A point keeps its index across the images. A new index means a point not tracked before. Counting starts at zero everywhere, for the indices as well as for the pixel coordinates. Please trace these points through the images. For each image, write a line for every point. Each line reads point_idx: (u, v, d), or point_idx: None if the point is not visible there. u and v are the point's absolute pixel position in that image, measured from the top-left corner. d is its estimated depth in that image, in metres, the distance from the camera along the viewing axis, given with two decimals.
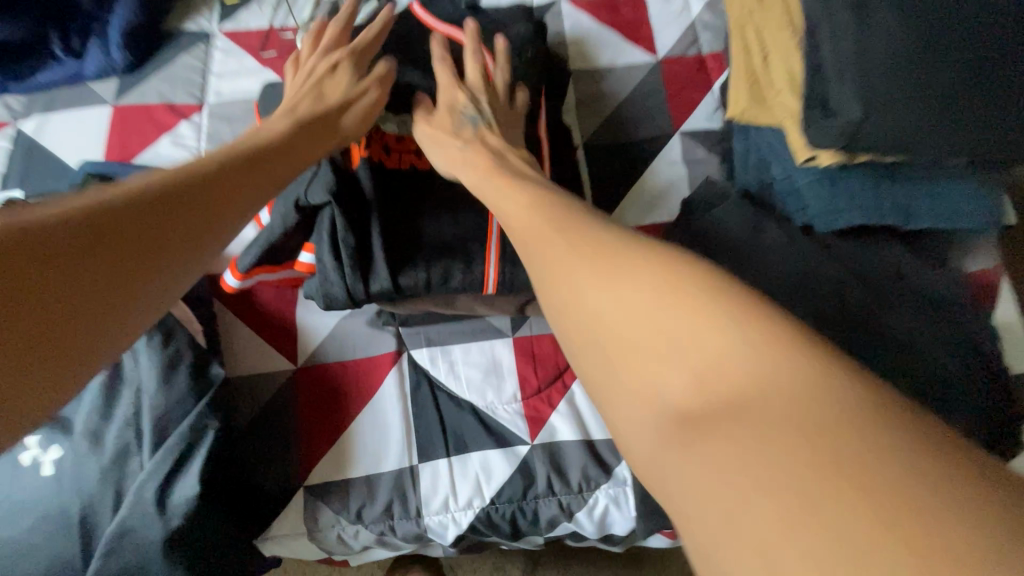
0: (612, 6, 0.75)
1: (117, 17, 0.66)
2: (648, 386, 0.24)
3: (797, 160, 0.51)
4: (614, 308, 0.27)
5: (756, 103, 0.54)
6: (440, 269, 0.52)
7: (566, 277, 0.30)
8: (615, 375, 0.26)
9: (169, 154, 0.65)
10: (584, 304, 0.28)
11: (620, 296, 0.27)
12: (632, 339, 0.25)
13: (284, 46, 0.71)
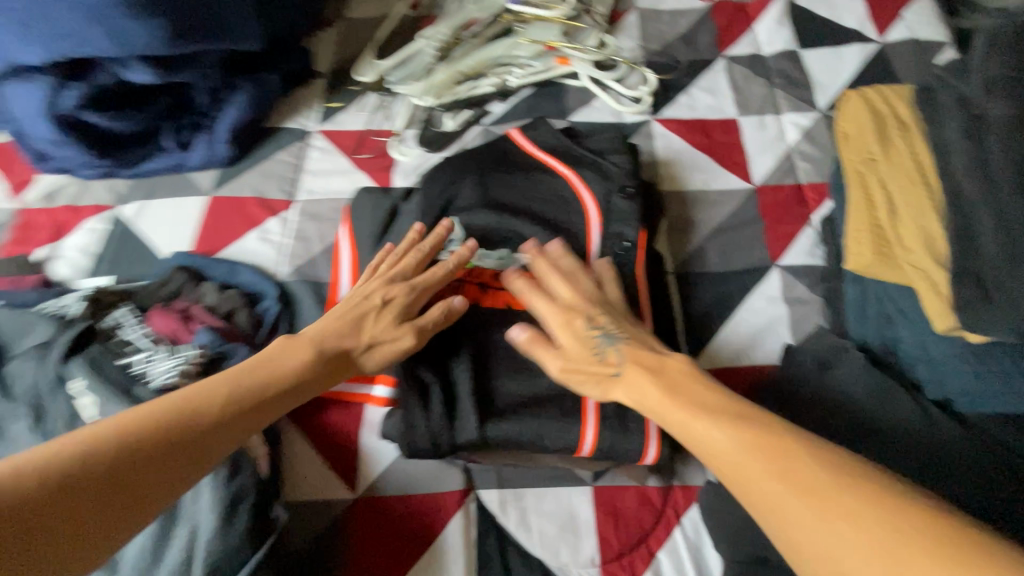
0: (704, 130, 0.74)
1: (229, 115, 0.68)
2: (743, 476, 0.35)
3: (935, 330, 0.46)
4: (778, 480, 0.33)
5: (886, 258, 0.49)
6: (533, 429, 0.48)
7: (722, 448, 0.37)
8: (781, 531, 0.32)
9: (255, 249, 0.65)
10: (743, 470, 0.35)
11: (788, 475, 0.33)
12: (774, 482, 0.33)
13: (378, 149, 0.73)
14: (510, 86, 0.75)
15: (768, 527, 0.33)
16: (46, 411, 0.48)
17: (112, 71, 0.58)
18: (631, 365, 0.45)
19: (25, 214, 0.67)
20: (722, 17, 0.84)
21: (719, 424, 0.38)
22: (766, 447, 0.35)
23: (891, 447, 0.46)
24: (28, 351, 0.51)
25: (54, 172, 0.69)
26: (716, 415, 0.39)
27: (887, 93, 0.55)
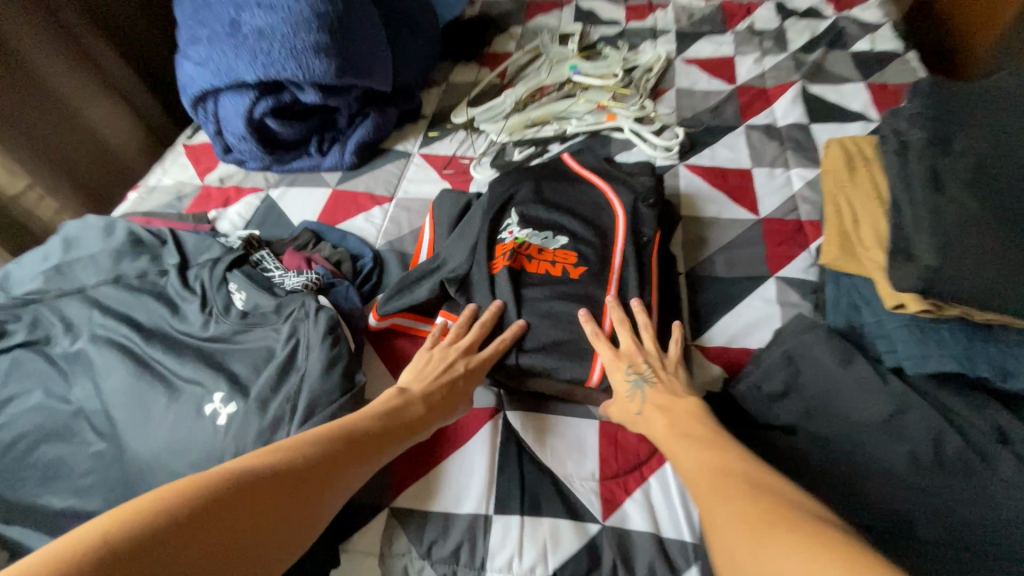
0: (723, 174, 0.90)
1: (358, 134, 0.93)
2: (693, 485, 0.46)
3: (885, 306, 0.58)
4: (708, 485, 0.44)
5: (848, 254, 0.63)
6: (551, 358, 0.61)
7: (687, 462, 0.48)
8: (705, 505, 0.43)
9: (360, 226, 0.86)
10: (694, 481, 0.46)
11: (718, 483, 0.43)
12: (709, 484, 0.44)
13: (460, 168, 0.94)
14: (567, 133, 0.96)
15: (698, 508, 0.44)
16: (211, 299, 0.67)
17: (294, 92, 0.84)
18: (651, 408, 0.57)
19: (206, 188, 0.92)
20: (746, 96, 1.04)
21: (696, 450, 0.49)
22: (713, 470, 0.45)
23: (847, 401, 0.57)
24: (205, 263, 0.72)
25: (231, 162, 0.95)
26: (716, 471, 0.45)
27: (860, 141, 0.71)
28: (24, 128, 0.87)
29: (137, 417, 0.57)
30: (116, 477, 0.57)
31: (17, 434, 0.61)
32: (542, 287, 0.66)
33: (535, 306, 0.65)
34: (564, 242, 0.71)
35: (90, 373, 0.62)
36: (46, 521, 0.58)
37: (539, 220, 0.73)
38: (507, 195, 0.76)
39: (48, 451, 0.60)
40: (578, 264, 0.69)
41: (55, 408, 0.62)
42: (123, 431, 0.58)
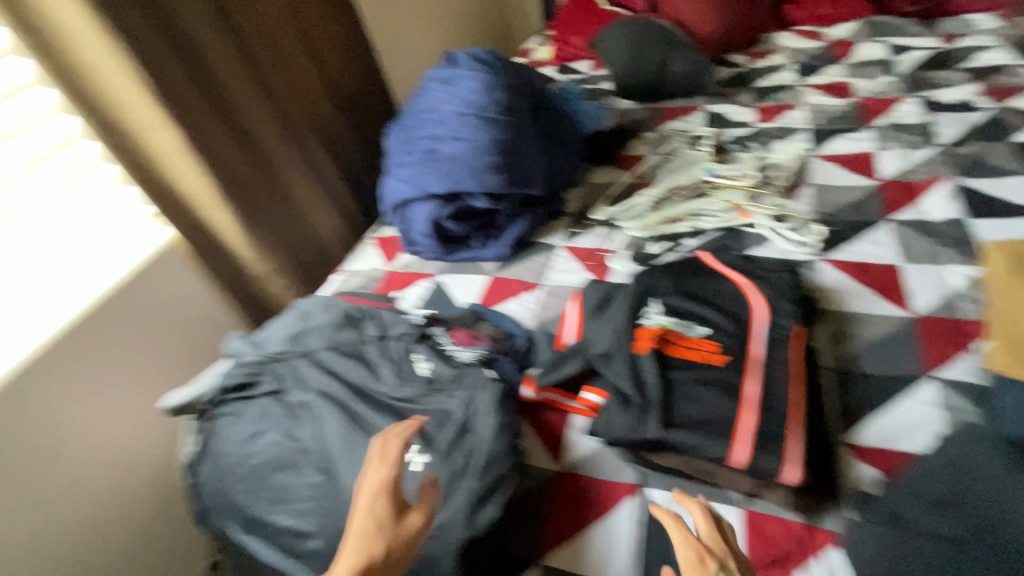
0: (867, 270, 0.91)
1: (513, 231, 1.10)
2: None
3: None
4: None
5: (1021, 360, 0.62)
6: (697, 439, 0.65)
7: None
8: None
9: (514, 309, 1.00)
10: None
11: None
12: None
13: (601, 260, 1.06)
14: (701, 228, 1.05)
15: None
16: (401, 366, 0.84)
17: (468, 200, 1.03)
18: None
19: (391, 273, 1.14)
20: (891, 191, 1.04)
21: None
22: None
23: None
24: (399, 335, 0.90)
25: (411, 253, 1.16)
26: None
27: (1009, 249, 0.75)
28: (275, 228, 1.16)
29: (352, 461, 0.73)
30: (332, 508, 0.72)
31: (261, 464, 0.79)
32: (684, 374, 0.72)
33: (678, 389, 0.71)
34: (705, 332, 0.77)
35: (315, 420, 0.80)
36: (277, 538, 0.74)
37: (681, 311, 0.81)
38: (650, 285, 0.85)
39: (280, 479, 0.77)
40: (719, 353, 0.74)
41: (288, 446, 0.79)
42: (340, 472, 0.74)
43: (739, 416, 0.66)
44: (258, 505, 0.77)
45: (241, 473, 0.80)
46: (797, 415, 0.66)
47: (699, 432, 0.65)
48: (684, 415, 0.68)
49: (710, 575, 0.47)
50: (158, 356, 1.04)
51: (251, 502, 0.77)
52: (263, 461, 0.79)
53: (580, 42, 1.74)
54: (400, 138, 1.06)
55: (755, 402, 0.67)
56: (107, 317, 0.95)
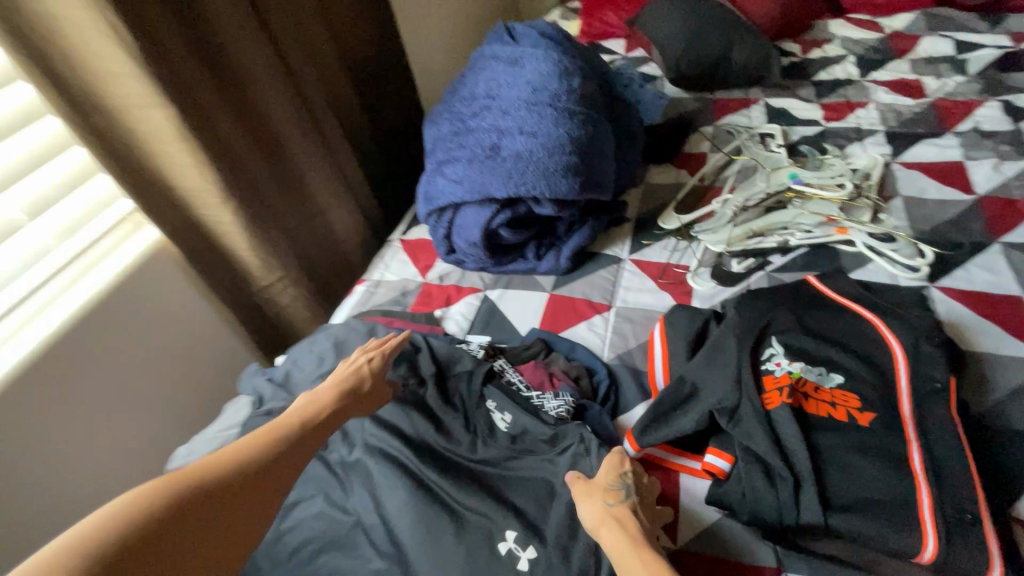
0: (988, 301, 0.81)
1: (574, 240, 0.95)
2: None
3: None
4: None
5: None
6: (874, 530, 0.53)
7: None
8: None
9: (584, 335, 0.86)
10: None
11: None
12: None
13: (677, 278, 0.93)
14: (790, 244, 0.93)
15: None
16: (472, 418, 0.70)
17: (530, 205, 0.88)
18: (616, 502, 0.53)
19: (428, 286, 0.97)
20: (992, 208, 0.95)
21: None
22: None
23: None
24: (461, 375, 0.75)
25: (451, 262, 1.00)
26: None
27: None
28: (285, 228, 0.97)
29: (430, 546, 0.57)
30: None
31: (301, 541, 0.63)
32: (833, 437, 0.60)
33: (831, 460, 0.59)
34: (841, 381, 0.65)
35: (370, 486, 0.64)
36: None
37: (807, 354, 0.69)
38: (763, 322, 0.73)
39: (330, 563, 0.61)
40: (865, 410, 0.63)
41: (336, 518, 0.63)
42: (413, 559, 0.58)
43: (915, 499, 0.54)
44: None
45: (274, 552, 0.63)
46: (981, 494, 0.55)
47: (872, 521, 0.54)
48: (845, 493, 0.56)
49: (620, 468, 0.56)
50: (141, 389, 0.85)
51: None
52: (302, 538, 0.63)
53: (616, 18, 1.57)
54: (454, 131, 0.91)
55: (926, 477, 0.56)
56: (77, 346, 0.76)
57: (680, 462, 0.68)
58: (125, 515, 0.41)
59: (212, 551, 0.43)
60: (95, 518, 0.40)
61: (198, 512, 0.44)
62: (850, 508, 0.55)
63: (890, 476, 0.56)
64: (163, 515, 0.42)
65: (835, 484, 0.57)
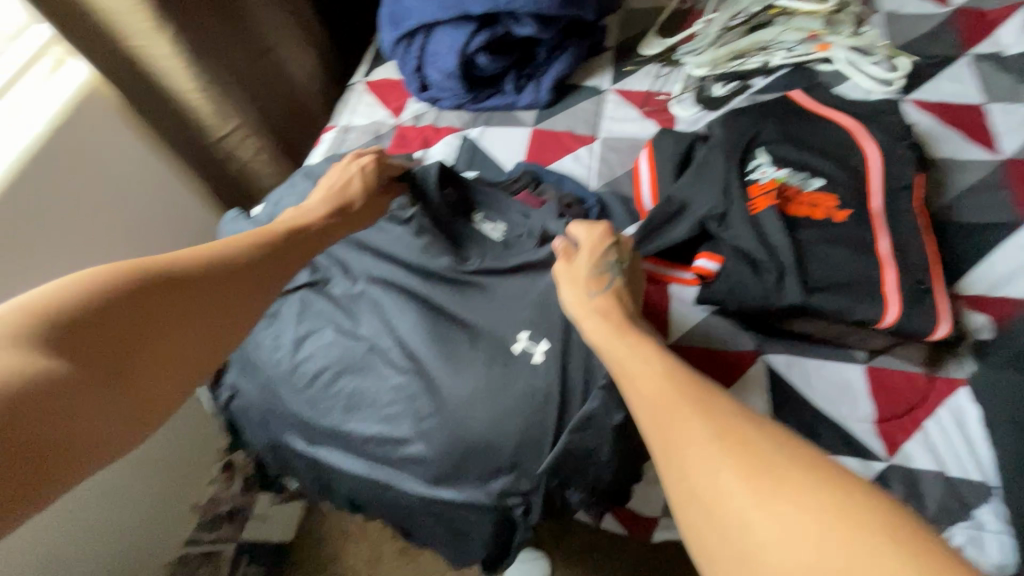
0: (954, 112, 0.84)
1: (555, 69, 0.90)
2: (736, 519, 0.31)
3: None
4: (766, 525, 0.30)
5: None
6: (843, 303, 0.60)
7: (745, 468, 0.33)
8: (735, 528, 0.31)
9: (571, 167, 0.85)
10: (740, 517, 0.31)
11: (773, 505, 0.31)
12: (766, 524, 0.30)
13: (660, 105, 0.91)
14: (771, 66, 0.90)
15: (725, 526, 0.32)
16: (467, 235, 0.73)
17: (510, 26, 0.83)
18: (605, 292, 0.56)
19: (403, 128, 0.92)
20: (965, 20, 0.95)
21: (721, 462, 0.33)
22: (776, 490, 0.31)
23: None
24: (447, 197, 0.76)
25: (424, 101, 0.93)
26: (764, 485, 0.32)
27: None
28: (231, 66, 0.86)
29: (446, 356, 0.61)
30: (428, 410, 0.60)
31: (317, 367, 0.65)
32: (812, 233, 0.65)
33: (809, 252, 0.64)
34: (820, 185, 0.69)
35: (382, 312, 0.66)
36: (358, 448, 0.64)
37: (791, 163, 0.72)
38: (750, 136, 0.74)
39: (348, 385, 0.64)
40: (842, 208, 0.67)
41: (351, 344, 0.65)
42: (433, 370, 0.61)
43: (880, 277, 0.61)
44: (325, 414, 0.64)
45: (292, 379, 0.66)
46: (934, 268, 0.63)
47: (844, 297, 0.61)
48: (822, 279, 0.62)
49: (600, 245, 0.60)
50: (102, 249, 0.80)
51: (316, 411, 0.65)
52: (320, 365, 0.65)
53: None
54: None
55: (890, 259, 0.62)
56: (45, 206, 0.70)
57: (670, 273, 0.72)
58: (93, 290, 0.41)
59: (185, 328, 0.44)
60: (71, 286, 0.41)
61: (175, 292, 0.44)
62: (826, 290, 0.61)
63: (862, 262, 0.62)
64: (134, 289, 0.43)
65: (815, 271, 0.63)
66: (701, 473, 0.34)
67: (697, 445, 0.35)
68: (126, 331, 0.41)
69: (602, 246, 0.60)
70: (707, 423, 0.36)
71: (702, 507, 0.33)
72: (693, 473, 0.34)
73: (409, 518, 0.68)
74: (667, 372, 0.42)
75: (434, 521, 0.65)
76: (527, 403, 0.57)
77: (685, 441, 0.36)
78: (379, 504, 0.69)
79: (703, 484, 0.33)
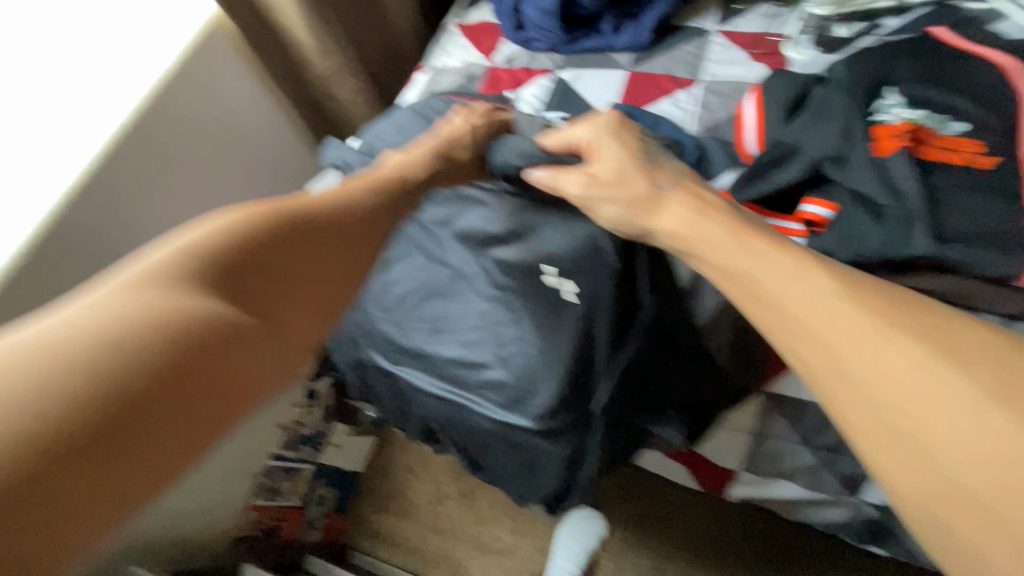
0: None
1: (657, 9, 0.86)
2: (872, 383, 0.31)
3: None
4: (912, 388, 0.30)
5: None
6: (977, 258, 0.54)
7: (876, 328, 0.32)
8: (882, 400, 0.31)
9: (667, 110, 0.81)
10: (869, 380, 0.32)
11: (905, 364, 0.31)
12: (900, 386, 0.30)
13: (771, 48, 0.84)
14: (909, 3, 0.80)
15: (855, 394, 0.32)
16: None
17: None
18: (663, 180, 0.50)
19: (495, 70, 0.91)
20: None
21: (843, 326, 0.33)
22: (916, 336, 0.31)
23: None
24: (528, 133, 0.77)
25: (517, 42, 0.92)
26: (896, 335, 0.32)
27: None
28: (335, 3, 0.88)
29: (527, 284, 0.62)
30: (510, 337, 0.61)
31: (408, 289, 0.67)
32: (945, 180, 0.58)
33: (940, 203, 0.57)
34: (962, 129, 0.61)
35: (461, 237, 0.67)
36: (439, 373, 0.65)
37: (927, 105, 0.64)
38: (879, 76, 0.67)
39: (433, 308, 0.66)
40: (987, 154, 0.59)
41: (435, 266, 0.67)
42: (511, 296, 0.62)
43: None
44: (412, 335, 0.67)
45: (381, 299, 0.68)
46: None
47: (980, 253, 0.54)
48: (955, 231, 0.55)
49: (619, 134, 0.56)
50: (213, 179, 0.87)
51: (403, 332, 0.67)
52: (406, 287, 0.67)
53: None
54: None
55: None
56: (170, 139, 0.79)
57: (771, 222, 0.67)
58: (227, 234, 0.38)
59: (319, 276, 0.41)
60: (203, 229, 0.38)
61: (300, 234, 0.41)
62: (959, 244, 0.55)
63: (1007, 215, 0.55)
64: (277, 228, 0.40)
65: (947, 226, 0.56)
66: (909, 392, 0.30)
67: (897, 367, 0.31)
68: (259, 276, 0.38)
69: (627, 134, 0.56)
70: (904, 340, 0.31)
71: (919, 430, 0.29)
72: (895, 390, 0.31)
73: (481, 446, 0.70)
74: (817, 278, 0.36)
75: (506, 450, 0.67)
76: (613, 331, 0.59)
77: (878, 360, 0.32)
78: (453, 430, 0.71)
79: (914, 405, 0.30)
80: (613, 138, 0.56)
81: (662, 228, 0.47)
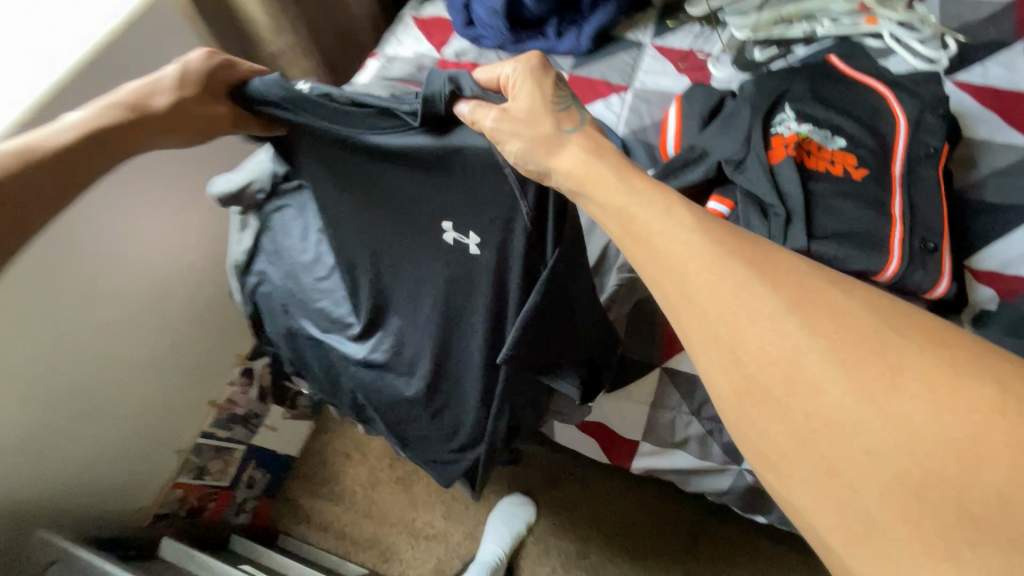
0: (997, 95, 0.83)
1: (597, 18, 0.92)
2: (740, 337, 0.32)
3: None
4: (776, 346, 0.31)
5: None
6: (845, 254, 0.62)
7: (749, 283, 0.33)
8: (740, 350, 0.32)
9: (600, 112, 0.87)
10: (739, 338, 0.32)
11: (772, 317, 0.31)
12: (765, 341, 0.31)
13: (697, 63, 0.92)
14: (816, 35, 0.90)
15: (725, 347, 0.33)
16: None
17: None
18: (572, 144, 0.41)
19: (444, 62, 0.95)
20: None
21: (721, 279, 0.33)
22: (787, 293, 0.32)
23: None
24: None
25: (467, 38, 0.97)
26: (768, 286, 0.32)
27: None
28: None
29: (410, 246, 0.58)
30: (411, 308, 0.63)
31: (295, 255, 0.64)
32: (824, 187, 0.66)
33: (817, 206, 0.65)
34: (842, 145, 0.69)
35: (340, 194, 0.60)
36: (362, 336, 0.69)
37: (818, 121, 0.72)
38: (779, 93, 0.75)
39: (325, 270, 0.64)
40: (860, 167, 0.68)
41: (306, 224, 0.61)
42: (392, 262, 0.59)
43: (886, 237, 0.62)
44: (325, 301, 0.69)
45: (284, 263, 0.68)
46: (946, 230, 0.63)
47: (849, 249, 0.62)
48: (829, 231, 0.63)
49: (543, 77, 0.44)
50: None
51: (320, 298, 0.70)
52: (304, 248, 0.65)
53: None
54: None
55: (900, 220, 0.63)
56: None
57: None
58: None
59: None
60: None
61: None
62: (832, 242, 0.62)
63: (870, 220, 0.64)
64: None
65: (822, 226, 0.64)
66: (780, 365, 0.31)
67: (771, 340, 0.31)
68: None
69: (549, 78, 0.44)
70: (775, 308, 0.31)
71: (787, 403, 0.30)
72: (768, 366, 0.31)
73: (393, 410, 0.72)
74: (698, 238, 0.35)
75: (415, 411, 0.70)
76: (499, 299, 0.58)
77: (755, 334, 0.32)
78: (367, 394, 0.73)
79: (782, 381, 0.31)
80: (527, 78, 0.44)
81: (556, 168, 0.41)
